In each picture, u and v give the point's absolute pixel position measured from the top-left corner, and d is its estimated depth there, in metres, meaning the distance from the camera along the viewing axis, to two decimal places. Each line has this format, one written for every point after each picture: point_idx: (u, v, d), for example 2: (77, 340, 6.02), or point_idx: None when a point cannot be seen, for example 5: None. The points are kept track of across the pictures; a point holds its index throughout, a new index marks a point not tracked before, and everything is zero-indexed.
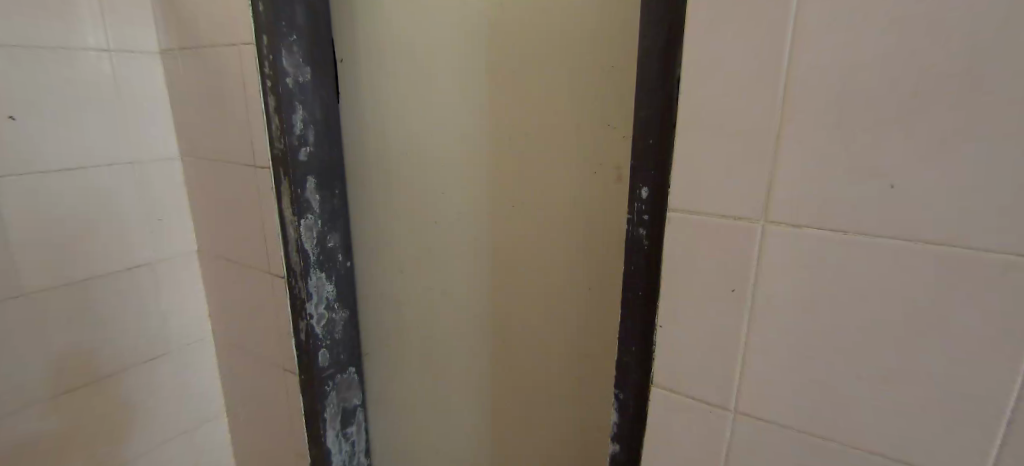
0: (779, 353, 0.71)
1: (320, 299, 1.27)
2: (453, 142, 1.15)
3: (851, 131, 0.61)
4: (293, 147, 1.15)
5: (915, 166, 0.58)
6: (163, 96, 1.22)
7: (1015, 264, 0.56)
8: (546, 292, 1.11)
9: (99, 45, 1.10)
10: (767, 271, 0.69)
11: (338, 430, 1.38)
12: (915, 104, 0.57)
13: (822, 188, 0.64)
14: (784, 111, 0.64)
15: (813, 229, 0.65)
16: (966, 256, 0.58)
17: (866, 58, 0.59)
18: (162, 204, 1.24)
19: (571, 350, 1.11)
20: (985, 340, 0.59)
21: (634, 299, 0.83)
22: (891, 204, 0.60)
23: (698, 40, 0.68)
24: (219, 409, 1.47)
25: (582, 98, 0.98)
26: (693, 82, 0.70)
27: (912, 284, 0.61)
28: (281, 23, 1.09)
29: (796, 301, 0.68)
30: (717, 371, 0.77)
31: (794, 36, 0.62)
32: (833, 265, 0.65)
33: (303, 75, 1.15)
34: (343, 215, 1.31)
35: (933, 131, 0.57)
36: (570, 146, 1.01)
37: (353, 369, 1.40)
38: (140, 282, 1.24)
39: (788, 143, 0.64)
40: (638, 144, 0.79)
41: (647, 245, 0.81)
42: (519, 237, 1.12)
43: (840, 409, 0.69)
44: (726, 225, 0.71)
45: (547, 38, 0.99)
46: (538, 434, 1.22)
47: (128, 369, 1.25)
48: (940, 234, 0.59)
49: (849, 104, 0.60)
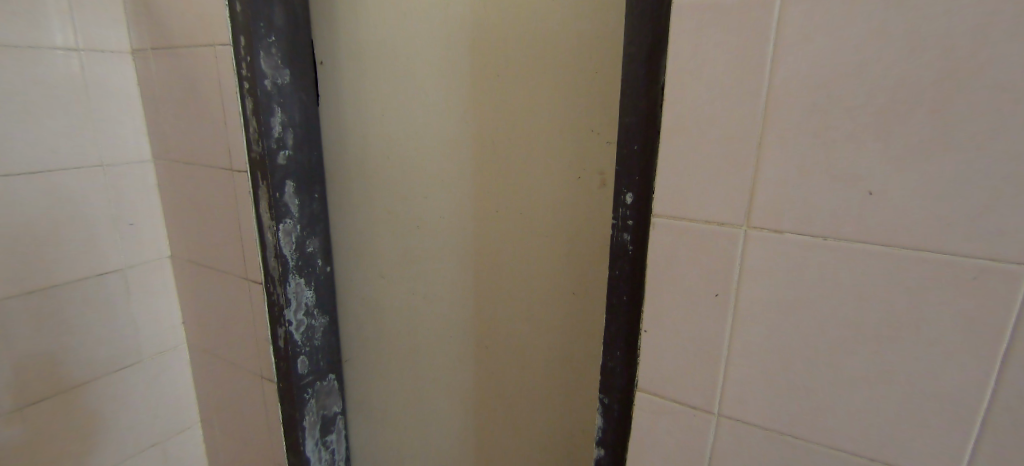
0: (762, 358, 0.69)
1: (298, 306, 1.23)
2: (435, 145, 1.09)
3: (831, 138, 0.59)
4: (271, 150, 1.11)
5: (893, 173, 0.57)
6: (135, 94, 1.30)
7: (987, 267, 0.55)
8: (529, 298, 1.07)
9: (67, 44, 1.17)
10: (748, 280, 0.67)
11: (318, 439, 1.34)
12: (893, 113, 0.56)
13: (802, 193, 0.62)
14: (766, 118, 0.62)
15: (793, 234, 0.63)
16: (942, 261, 0.57)
17: (845, 66, 0.57)
18: (133, 208, 1.32)
19: (554, 356, 1.07)
20: (960, 343, 0.58)
21: (618, 307, 0.79)
22: (870, 210, 0.59)
23: (681, 44, 0.65)
24: (194, 414, 1.54)
25: (567, 101, 0.93)
26: (676, 86, 0.66)
27: (890, 289, 0.60)
28: (259, 23, 1.05)
29: (778, 310, 0.66)
30: (700, 376, 0.73)
31: (776, 43, 0.60)
32: (814, 270, 0.63)
33: (281, 77, 1.11)
34: (323, 219, 1.27)
35: (911, 138, 0.56)
36: (555, 147, 0.96)
37: (333, 376, 1.36)
38: (110, 288, 1.31)
39: (767, 151, 0.63)
40: (622, 147, 0.73)
41: (630, 254, 0.76)
42: (501, 243, 1.07)
43: (821, 411, 0.67)
44: (710, 231, 0.68)
45: (531, 40, 0.93)
46: (522, 441, 1.17)
47: (100, 374, 1.32)
48: (918, 240, 0.58)
49: (830, 111, 0.59)
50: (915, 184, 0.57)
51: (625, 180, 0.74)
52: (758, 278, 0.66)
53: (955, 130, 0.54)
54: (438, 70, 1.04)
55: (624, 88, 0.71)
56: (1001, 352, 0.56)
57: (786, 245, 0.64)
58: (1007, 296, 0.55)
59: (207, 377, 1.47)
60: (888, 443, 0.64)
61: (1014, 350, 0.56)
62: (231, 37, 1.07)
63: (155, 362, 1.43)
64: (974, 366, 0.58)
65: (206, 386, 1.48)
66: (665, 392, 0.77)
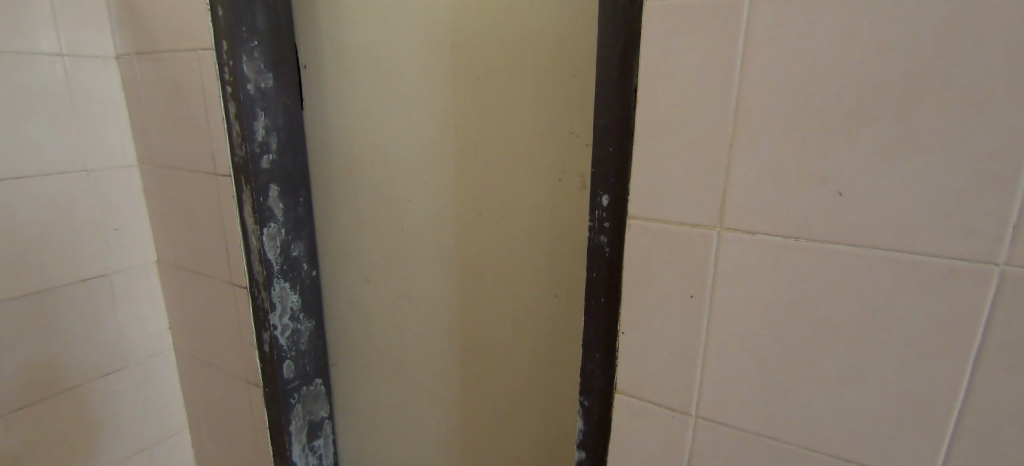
0: (738, 358, 0.69)
1: (283, 310, 1.22)
2: (417, 149, 1.09)
3: (800, 139, 0.59)
4: (254, 154, 1.11)
5: (862, 173, 0.58)
6: (120, 99, 1.30)
7: (957, 265, 0.55)
8: (513, 298, 1.07)
9: (52, 50, 1.17)
10: (724, 279, 0.67)
11: (304, 444, 1.33)
12: (859, 115, 0.57)
13: (772, 194, 0.62)
14: (736, 120, 0.62)
15: (765, 236, 0.64)
16: (912, 260, 0.57)
17: (812, 67, 0.57)
18: (117, 213, 1.32)
19: (540, 357, 1.07)
20: (932, 342, 0.58)
21: (597, 309, 0.78)
22: (840, 211, 0.59)
23: (653, 48, 0.65)
24: (181, 420, 1.54)
25: (547, 103, 0.93)
26: (648, 89, 0.66)
27: (862, 289, 0.60)
28: (241, 28, 1.05)
29: (756, 310, 0.66)
30: (679, 376, 0.73)
31: (744, 46, 0.60)
32: (787, 271, 0.63)
33: (264, 81, 1.11)
34: (308, 223, 1.26)
35: (877, 140, 0.56)
36: (534, 149, 0.96)
37: (320, 380, 1.35)
38: (96, 293, 1.30)
39: (739, 154, 0.63)
40: (598, 151, 0.73)
41: (608, 255, 0.76)
42: (486, 244, 1.07)
43: (797, 410, 0.67)
44: (685, 232, 0.68)
45: (512, 42, 0.93)
46: (509, 444, 1.17)
47: (83, 380, 1.31)
48: (887, 239, 0.58)
49: (798, 113, 0.59)
50: (888, 182, 0.57)
51: (603, 181, 0.74)
52: (732, 278, 0.66)
53: (921, 130, 0.54)
54: (419, 74, 1.05)
55: (600, 87, 0.72)
56: (973, 349, 0.56)
57: (760, 246, 0.64)
58: (975, 294, 0.55)
59: (193, 382, 1.46)
60: (863, 441, 0.64)
61: (985, 348, 0.56)
62: (214, 42, 1.07)
63: (140, 369, 1.42)
64: (946, 364, 0.58)
65: (193, 391, 1.47)
66: (644, 394, 0.77)
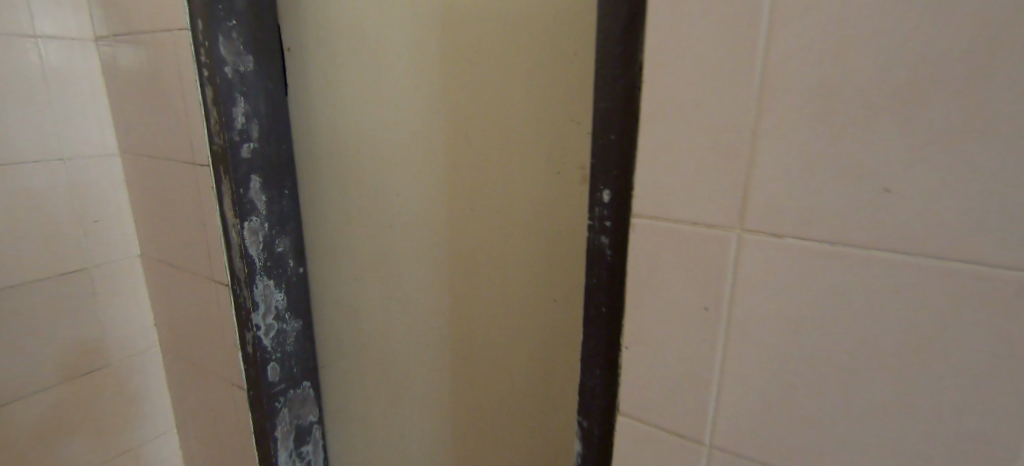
0: (757, 382, 0.58)
1: (267, 309, 1.15)
2: (410, 139, 1.01)
3: (838, 124, 0.49)
4: (233, 143, 1.04)
5: (917, 167, 0.46)
6: (99, 84, 1.24)
7: (979, 271, 0.46)
8: (509, 301, 0.98)
9: (24, 31, 1.10)
10: (743, 291, 0.57)
11: (292, 449, 1.26)
12: (914, 93, 0.45)
13: (803, 191, 0.51)
14: (759, 101, 0.51)
15: (794, 240, 0.53)
16: (980, 274, 0.46)
17: (856, 35, 0.47)
18: (97, 204, 1.26)
19: (537, 366, 0.98)
20: (1002, 373, 0.47)
21: (597, 319, 0.69)
22: (888, 212, 0.48)
23: (661, 15, 0.55)
24: (169, 419, 1.48)
25: (546, 87, 0.83)
26: (655, 65, 0.56)
27: (913, 307, 0.49)
28: (218, 5, 0.97)
29: (776, 327, 0.56)
30: (688, 399, 0.63)
31: (771, 10, 0.49)
32: (820, 283, 0.52)
33: (243, 64, 1.03)
34: (295, 217, 1.18)
35: (937, 124, 0.45)
36: (531, 137, 0.87)
37: (308, 383, 1.28)
38: (76, 289, 1.25)
39: (762, 142, 0.52)
40: (599, 140, 0.64)
41: (609, 258, 0.66)
42: (479, 242, 0.98)
43: (827, 446, 0.57)
44: (698, 234, 0.58)
45: (506, 17, 0.84)
46: (505, 456, 1.09)
47: (63, 379, 1.26)
48: (948, 247, 0.47)
49: (836, 92, 0.48)
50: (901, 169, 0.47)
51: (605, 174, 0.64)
52: (753, 289, 0.56)
53: (996, 112, 0.43)
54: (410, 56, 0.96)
55: (600, 64, 0.62)
56: None
57: (788, 253, 0.54)
58: None
59: (179, 382, 1.40)
60: None
61: None
62: (189, 21, 1.00)
63: (125, 367, 1.36)
64: (1011, 402, 0.47)
65: (180, 390, 1.42)
66: (649, 417, 0.67)
